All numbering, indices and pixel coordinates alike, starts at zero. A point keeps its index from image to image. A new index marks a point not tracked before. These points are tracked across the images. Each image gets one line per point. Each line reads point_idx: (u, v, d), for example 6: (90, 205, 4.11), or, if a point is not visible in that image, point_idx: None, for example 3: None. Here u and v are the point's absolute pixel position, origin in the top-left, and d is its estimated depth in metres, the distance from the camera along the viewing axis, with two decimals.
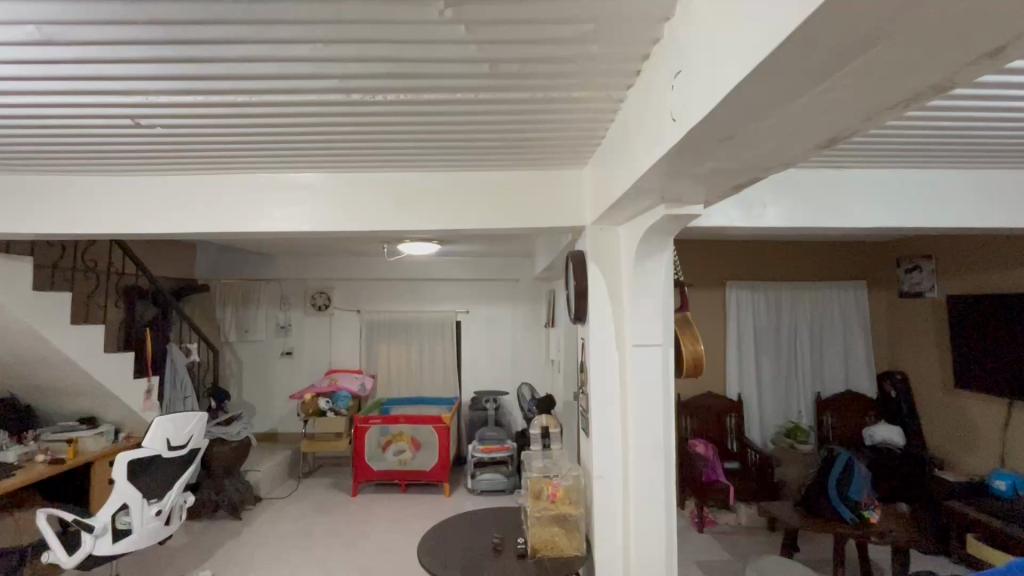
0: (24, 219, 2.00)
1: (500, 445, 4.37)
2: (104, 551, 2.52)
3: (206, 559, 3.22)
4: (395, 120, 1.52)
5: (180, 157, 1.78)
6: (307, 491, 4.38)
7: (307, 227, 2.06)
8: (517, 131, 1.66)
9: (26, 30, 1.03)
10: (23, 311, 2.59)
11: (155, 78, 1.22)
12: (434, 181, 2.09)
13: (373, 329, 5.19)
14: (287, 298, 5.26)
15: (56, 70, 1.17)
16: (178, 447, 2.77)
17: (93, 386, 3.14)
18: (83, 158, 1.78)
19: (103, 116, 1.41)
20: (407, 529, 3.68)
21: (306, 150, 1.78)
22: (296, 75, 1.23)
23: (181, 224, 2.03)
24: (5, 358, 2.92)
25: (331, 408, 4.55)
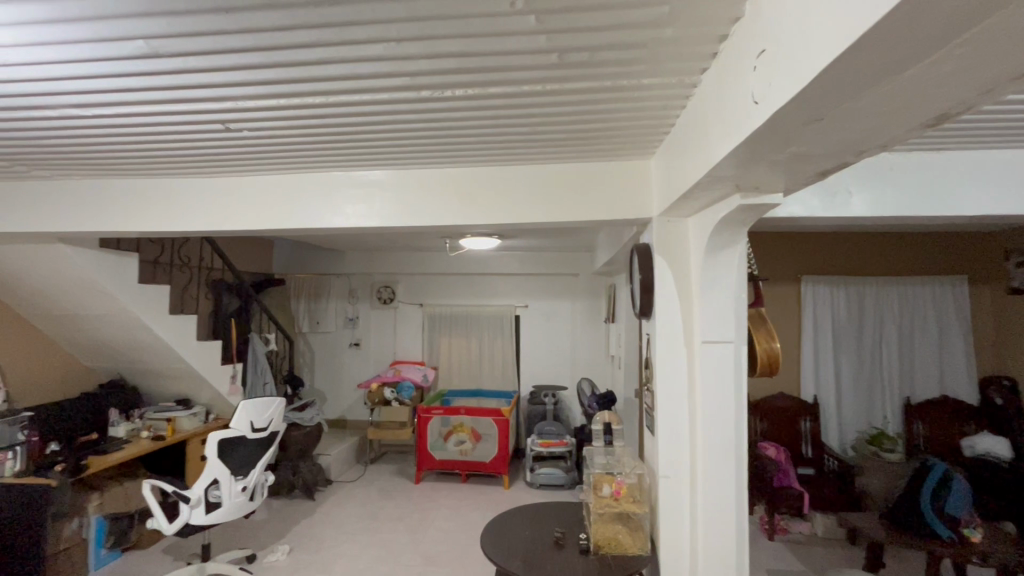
0: (132, 220, 2.21)
1: (558, 440, 4.35)
2: (199, 521, 2.74)
3: (283, 535, 3.45)
4: (462, 115, 1.54)
5: (265, 157, 1.90)
6: (373, 476, 4.58)
7: (377, 222, 2.13)
8: (583, 122, 1.63)
9: (137, 44, 1.13)
10: (129, 301, 2.87)
11: (243, 84, 1.30)
12: (499, 175, 2.10)
13: (434, 321, 5.31)
14: (355, 291, 5.50)
15: (162, 81, 1.28)
16: (260, 430, 2.99)
17: (187, 371, 3.44)
18: (182, 162, 1.94)
19: (200, 122, 1.53)
20: (468, 517, 3.76)
21: (377, 148, 1.84)
22: (370, 74, 1.27)
23: (264, 221, 2.17)
24: (115, 344, 3.26)
25: (395, 397, 4.76)
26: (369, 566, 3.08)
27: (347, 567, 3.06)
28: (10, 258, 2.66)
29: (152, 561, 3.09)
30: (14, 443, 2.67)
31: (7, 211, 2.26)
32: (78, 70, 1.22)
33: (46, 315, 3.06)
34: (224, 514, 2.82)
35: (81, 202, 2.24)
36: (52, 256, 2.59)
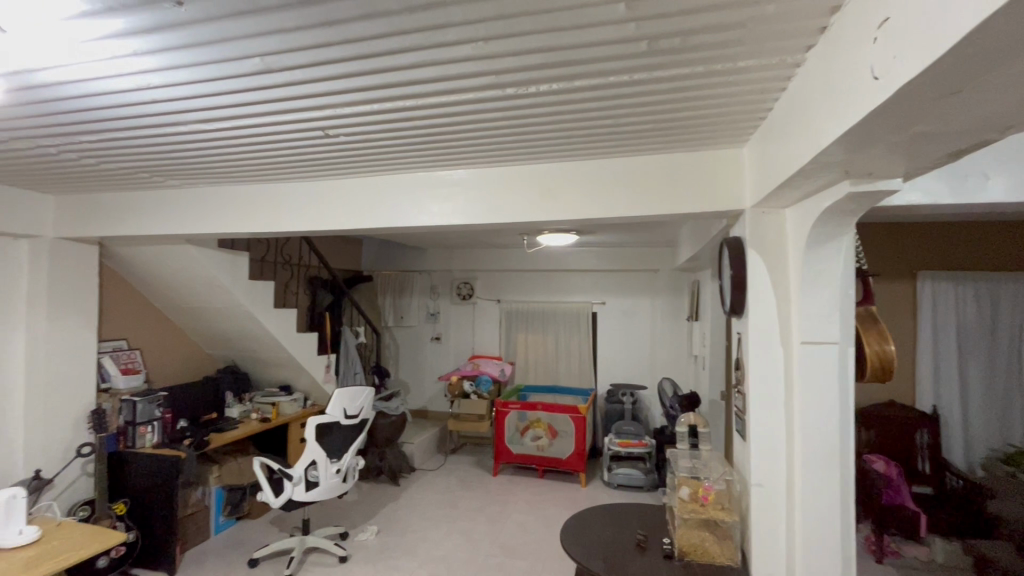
0: (245, 222, 2.45)
1: (637, 441, 4.24)
2: (300, 497, 2.99)
3: (372, 517, 3.67)
4: (546, 111, 1.54)
5: (358, 161, 2.02)
6: (453, 466, 4.74)
7: (459, 220, 2.19)
8: (671, 112, 1.57)
9: (254, 62, 1.24)
10: (241, 295, 3.19)
11: (341, 91, 1.39)
12: (581, 170, 2.08)
13: (511, 318, 5.39)
14: (436, 288, 5.71)
15: (273, 93, 1.40)
16: (353, 417, 3.21)
17: (288, 360, 3.76)
18: (286, 168, 2.11)
19: (303, 130, 1.66)
20: (545, 513, 3.78)
21: (461, 148, 1.89)
22: (459, 74, 1.31)
23: (356, 221, 2.31)
24: (230, 334, 3.63)
25: (473, 391, 4.90)
26: (450, 552, 3.19)
27: (430, 552, 3.19)
28: (148, 257, 3.05)
29: (261, 531, 3.43)
30: (152, 419, 3.07)
31: (145, 216, 2.59)
32: (204, 89, 1.37)
33: (175, 307, 3.48)
34: (321, 493, 3.06)
35: (202, 206, 2.51)
36: (180, 255, 2.94)
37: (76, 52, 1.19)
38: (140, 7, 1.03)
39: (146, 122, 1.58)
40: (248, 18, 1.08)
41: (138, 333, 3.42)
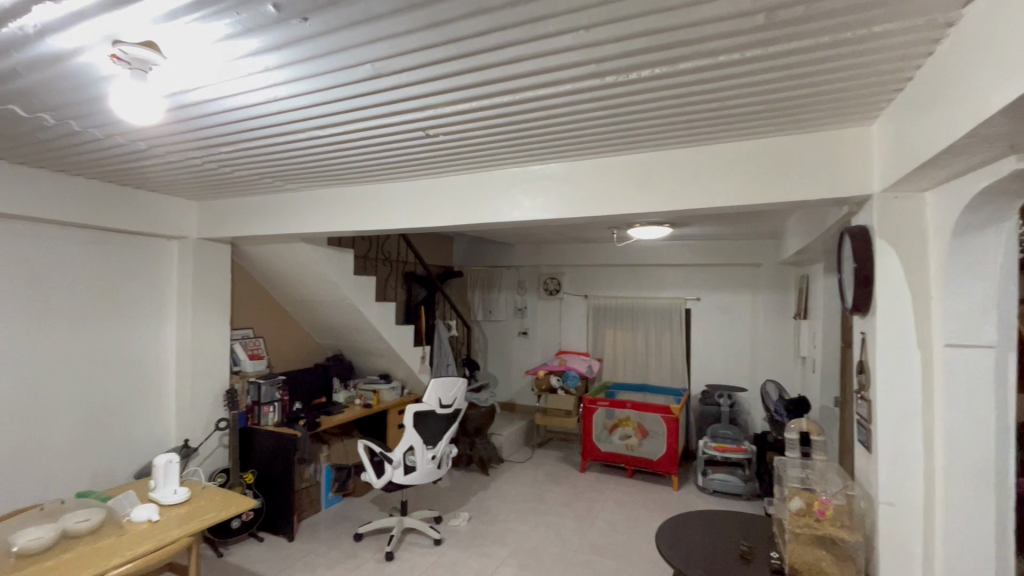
0: (352, 220, 2.63)
1: (736, 446, 3.97)
2: (400, 480, 3.17)
3: (463, 504, 3.81)
4: (645, 98, 1.48)
5: (454, 159, 2.09)
6: (540, 460, 4.77)
7: (552, 214, 2.18)
8: (786, 90, 1.43)
9: (366, 69, 1.33)
10: (347, 289, 3.44)
11: (443, 91, 1.44)
12: (680, 158, 1.98)
13: (599, 313, 5.31)
14: (523, 283, 5.77)
15: (381, 97, 1.49)
16: (448, 407, 3.34)
17: (388, 350, 4.00)
18: (388, 169, 2.24)
19: (406, 131, 1.74)
20: (635, 514, 3.68)
21: (555, 141, 1.88)
22: (557, 66, 1.30)
23: (452, 218, 2.39)
24: (337, 325, 3.94)
25: (561, 386, 4.89)
26: (539, 545, 3.22)
27: (520, 542, 3.24)
28: (270, 255, 3.39)
29: (365, 508, 3.69)
30: (274, 400, 3.44)
31: (268, 217, 2.88)
32: (321, 97, 1.48)
33: (291, 300, 3.83)
34: (418, 477, 3.22)
35: (316, 207, 2.73)
36: (296, 253, 3.23)
37: (220, 72, 1.34)
38: (273, 25, 1.14)
39: (272, 132, 1.75)
40: (363, 26, 1.15)
41: (262, 323, 3.82)
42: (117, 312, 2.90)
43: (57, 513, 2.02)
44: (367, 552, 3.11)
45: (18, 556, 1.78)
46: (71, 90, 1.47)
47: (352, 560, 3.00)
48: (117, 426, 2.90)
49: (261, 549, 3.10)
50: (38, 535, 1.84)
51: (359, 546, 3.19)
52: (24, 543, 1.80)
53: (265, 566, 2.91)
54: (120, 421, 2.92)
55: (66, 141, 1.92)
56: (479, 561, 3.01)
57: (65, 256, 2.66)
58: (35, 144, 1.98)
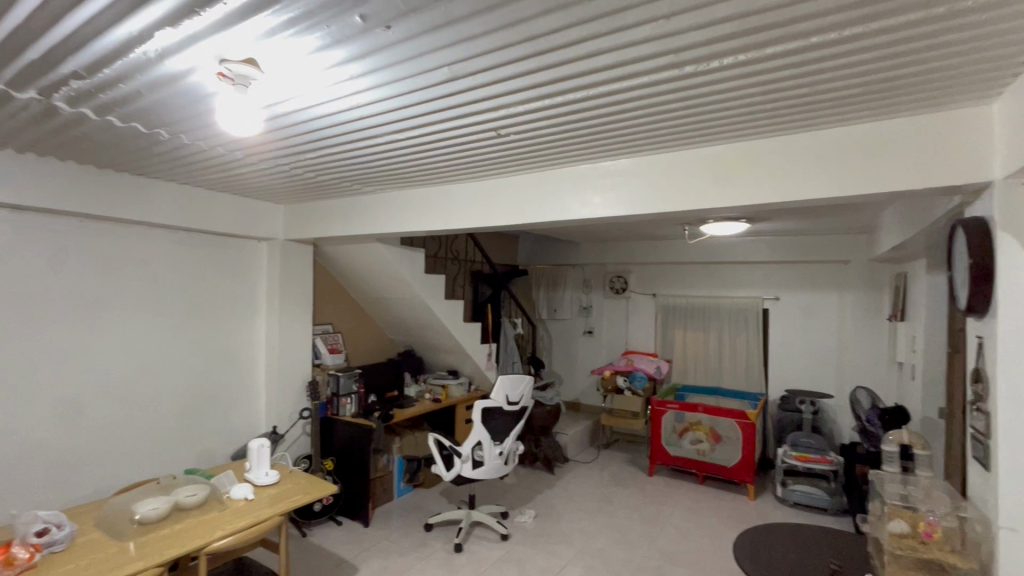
0: (424, 221, 2.72)
1: (820, 456, 3.71)
2: (468, 474, 3.24)
3: (529, 501, 3.83)
4: (727, 87, 1.41)
5: (525, 157, 2.10)
6: (606, 461, 4.70)
7: (622, 211, 2.14)
8: (888, 70, 1.31)
9: (443, 72, 1.36)
10: (419, 287, 3.57)
11: (517, 89, 1.45)
12: (762, 148, 1.87)
13: (668, 313, 5.15)
14: (589, 281, 5.71)
15: (456, 99, 1.52)
16: (515, 404, 3.38)
17: (456, 347, 4.11)
18: (460, 169, 2.29)
19: (478, 131, 1.77)
20: (707, 521, 3.53)
21: (627, 136, 1.84)
22: (633, 59, 1.27)
23: (521, 216, 2.41)
24: (409, 322, 4.09)
25: (627, 387, 4.78)
26: (606, 547, 3.17)
27: (586, 543, 3.21)
28: (348, 254, 3.58)
29: (434, 500, 3.81)
30: (351, 392, 3.59)
31: (347, 219, 3.04)
32: (400, 101, 1.54)
33: (366, 297, 4.03)
34: (486, 472, 3.28)
35: (390, 208, 2.85)
36: (372, 252, 3.39)
37: (310, 84, 1.43)
38: (359, 35, 1.20)
39: (354, 137, 1.85)
40: (442, 32, 1.18)
41: (340, 319, 4.05)
42: (217, 308, 3.19)
43: (171, 487, 2.25)
44: (437, 542, 3.21)
45: (140, 522, 2.00)
46: (184, 107, 1.62)
47: (423, 549, 3.11)
48: (216, 411, 3.19)
49: (340, 531, 3.29)
50: (156, 506, 2.05)
51: (429, 535, 3.30)
52: (144, 512, 2.02)
53: (344, 548, 3.08)
54: (219, 407, 3.21)
55: (177, 153, 2.14)
56: (545, 559, 3.02)
57: (174, 257, 2.96)
58: (151, 157, 2.22)
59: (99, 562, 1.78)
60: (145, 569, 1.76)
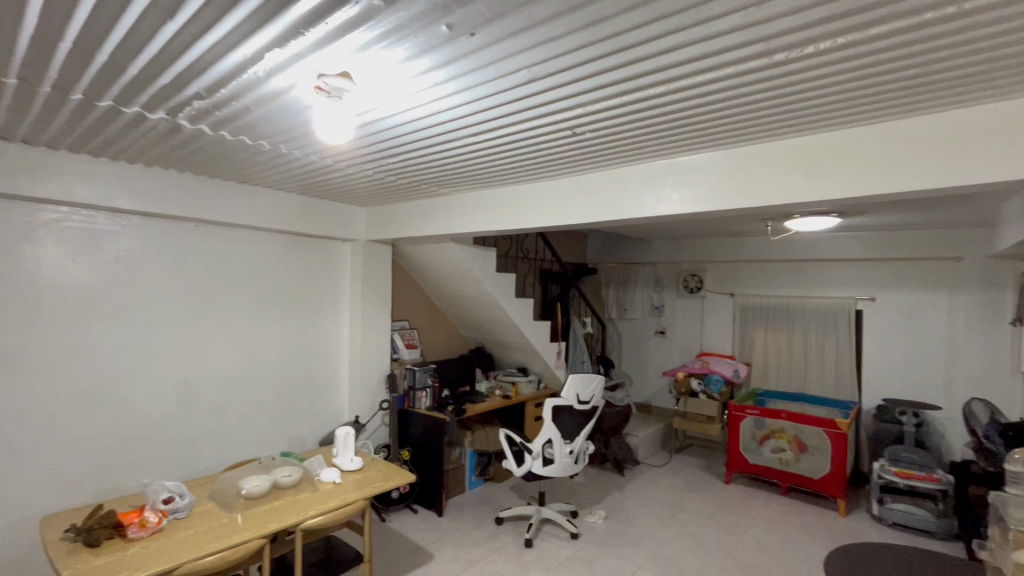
0: (498, 220, 2.78)
1: (925, 474, 3.37)
2: (539, 471, 3.25)
3: (599, 502, 3.79)
4: (823, 72, 1.32)
5: (599, 154, 2.08)
6: (679, 466, 4.56)
7: (702, 208, 2.07)
8: (1018, 45, 1.17)
9: (522, 74, 1.39)
10: (490, 286, 3.64)
11: (595, 87, 1.45)
12: (861, 136, 1.73)
13: (748, 313, 4.89)
14: (661, 280, 5.54)
15: (533, 100, 1.55)
16: (585, 403, 3.37)
17: (526, 345, 4.15)
18: (533, 169, 2.32)
19: (554, 130, 1.79)
20: (792, 536, 3.32)
21: (708, 129, 1.77)
22: (719, 50, 1.22)
23: (595, 214, 2.39)
24: (481, 320, 4.19)
25: (702, 390, 4.60)
26: (680, 554, 3.07)
27: (659, 549, 3.13)
28: (424, 254, 3.73)
29: (504, 494, 3.88)
30: (426, 386, 3.78)
31: (423, 220, 3.18)
32: (480, 105, 1.59)
33: (440, 295, 4.17)
34: (556, 470, 3.28)
35: (464, 208, 2.94)
36: (446, 251, 3.50)
37: (398, 92, 1.51)
38: (444, 44, 1.26)
39: (434, 140, 1.93)
40: (523, 35, 1.21)
41: (416, 316, 4.22)
42: (307, 304, 3.44)
43: (270, 467, 2.47)
44: (508, 536, 3.26)
45: (245, 497, 2.23)
46: (285, 119, 1.77)
47: (494, 541, 3.18)
48: (306, 400, 3.45)
49: (416, 519, 3.44)
50: (258, 483, 2.27)
51: (499, 529, 3.36)
52: (249, 488, 2.24)
53: (420, 535, 3.22)
54: (310, 396, 3.47)
55: (276, 162, 2.33)
56: (617, 561, 2.98)
57: (271, 257, 3.23)
58: (254, 166, 2.44)
59: (213, 529, 2.00)
60: (252, 538, 1.95)
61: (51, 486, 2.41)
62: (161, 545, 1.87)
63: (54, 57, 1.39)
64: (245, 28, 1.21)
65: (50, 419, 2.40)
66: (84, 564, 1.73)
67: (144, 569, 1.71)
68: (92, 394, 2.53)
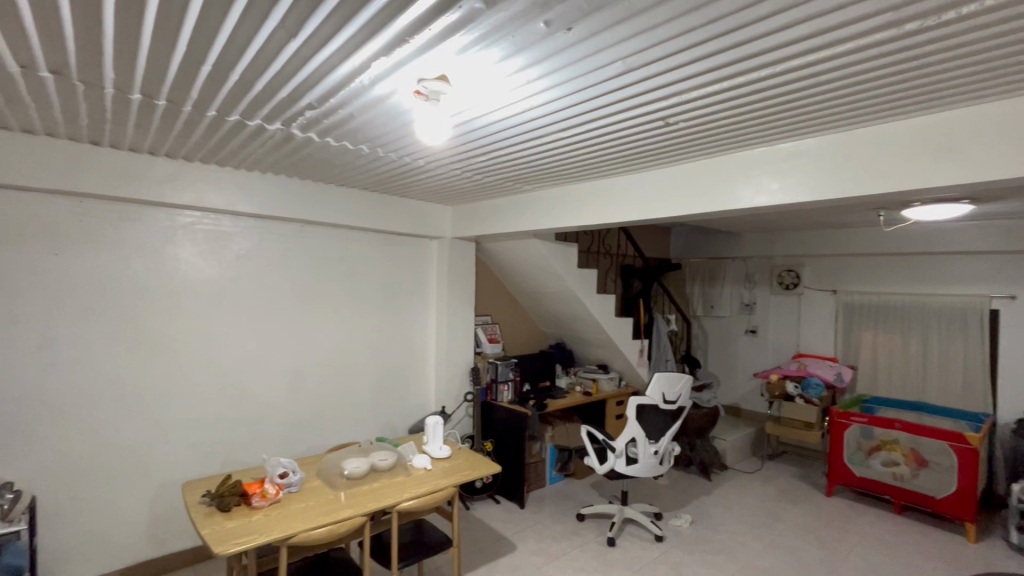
0: (581, 215, 2.77)
1: None
2: (622, 469, 3.20)
3: (684, 505, 3.66)
4: (966, 40, 1.17)
5: (691, 144, 2.00)
6: (773, 474, 4.28)
7: (807, 197, 1.92)
8: None
9: (618, 66, 1.37)
10: (572, 281, 3.63)
11: (694, 75, 1.40)
12: (1005, 110, 1.52)
13: (853, 312, 4.49)
14: (752, 276, 5.22)
15: (626, 92, 1.52)
16: (671, 403, 3.28)
17: (608, 342, 4.09)
18: (619, 162, 2.28)
19: (646, 121, 1.74)
20: (908, 559, 3.00)
21: (817, 112, 1.64)
22: (837, 25, 1.13)
23: (685, 207, 2.31)
24: (561, 316, 4.19)
25: (799, 394, 4.29)
26: (776, 568, 2.89)
27: (752, 559, 2.97)
28: (506, 251, 3.80)
29: (585, 491, 3.86)
30: (508, 379, 3.87)
31: (507, 217, 3.23)
32: (571, 100, 1.59)
33: (521, 291, 4.22)
34: (640, 470, 3.21)
35: (548, 204, 2.96)
36: (529, 247, 3.54)
37: (492, 91, 1.55)
38: (541, 41, 1.27)
39: (522, 137, 1.96)
40: (621, 26, 1.19)
41: (498, 311, 4.32)
42: (397, 299, 3.63)
43: (369, 450, 2.65)
44: (590, 533, 3.25)
45: (347, 477, 2.40)
46: (384, 123, 1.87)
47: (576, 537, 3.18)
48: (397, 389, 3.65)
49: (499, 509, 3.53)
50: (358, 465, 2.44)
51: (581, 525, 3.36)
52: (350, 469, 2.41)
53: (503, 526, 3.30)
54: (400, 386, 3.67)
55: (372, 164, 2.48)
56: (705, 569, 2.87)
57: (367, 255, 3.45)
58: (353, 170, 2.61)
59: (321, 505, 2.18)
60: (355, 516, 2.10)
61: (187, 456, 2.75)
62: (279, 514, 2.07)
63: (197, 79, 1.57)
64: (356, 41, 1.30)
65: (186, 399, 2.74)
66: (219, 526, 1.96)
67: (267, 534, 1.91)
68: (219, 378, 2.85)
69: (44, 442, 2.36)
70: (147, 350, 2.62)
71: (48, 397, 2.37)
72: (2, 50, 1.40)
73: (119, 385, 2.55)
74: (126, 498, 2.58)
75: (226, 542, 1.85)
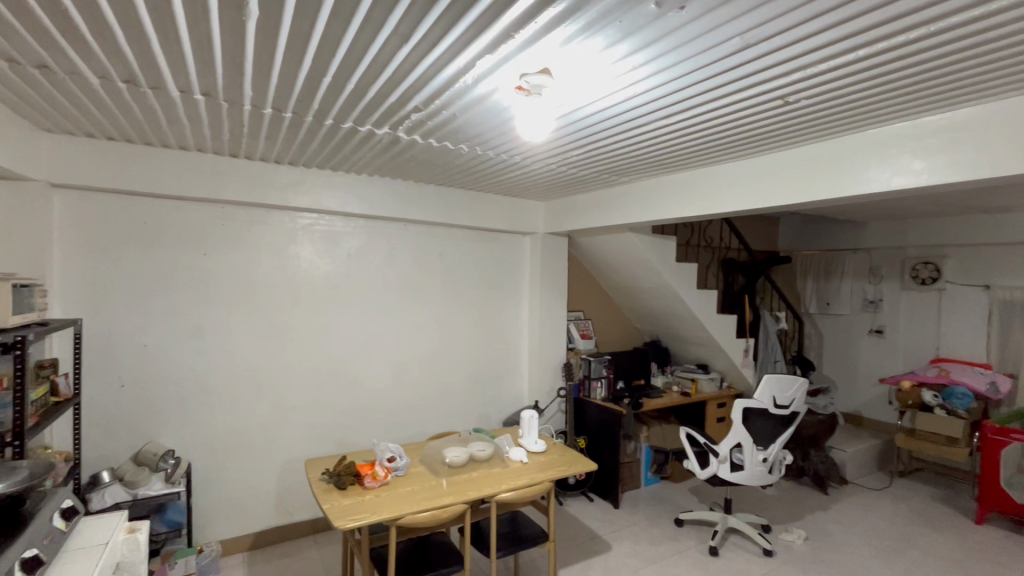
0: (683, 206, 2.63)
1: None
2: (726, 476, 3.01)
3: (796, 519, 3.37)
4: None
5: (813, 124, 1.81)
6: (905, 493, 3.79)
7: (962, 177, 1.65)
8: None
9: (734, 43, 1.27)
10: (669, 276, 3.48)
11: (823, 46, 1.26)
12: None
13: (1011, 311, 3.83)
14: (878, 269, 4.66)
15: (741, 71, 1.41)
16: (782, 408, 3.02)
17: (709, 340, 3.86)
18: (727, 147, 2.13)
19: (761, 101, 1.60)
20: None
21: (978, 77, 1.41)
22: None
23: (805, 194, 2.09)
24: (658, 313, 4.03)
25: (939, 404, 3.76)
26: None
27: None
28: (600, 246, 3.73)
29: (684, 496, 3.69)
30: (601, 376, 3.80)
31: (601, 210, 3.17)
32: (678, 83, 1.51)
33: (616, 287, 4.13)
34: (747, 477, 2.99)
35: (646, 196, 2.85)
36: (624, 242, 3.45)
37: (594, 81, 1.52)
38: (650, 23, 1.21)
39: (623, 125, 1.90)
40: None
41: (591, 307, 4.26)
42: (492, 294, 3.71)
43: (467, 440, 2.74)
44: (689, 540, 3.10)
45: (448, 464, 2.50)
46: (484, 121, 1.91)
47: (675, 543, 3.05)
48: (491, 382, 3.73)
49: (592, 507, 3.49)
50: (458, 454, 2.53)
51: (680, 530, 3.22)
52: (451, 457, 2.51)
53: (597, 524, 3.26)
54: (494, 379, 3.75)
55: (471, 163, 2.55)
56: None
57: (463, 252, 3.56)
58: (452, 169, 2.71)
59: (425, 489, 2.29)
60: (456, 502, 2.19)
61: (308, 436, 3.04)
62: (388, 496, 2.21)
63: (318, 91, 1.70)
64: (462, 42, 1.33)
65: (306, 384, 3.02)
66: (337, 502, 2.13)
67: (379, 513, 2.04)
68: (333, 366, 3.10)
69: (196, 417, 2.73)
70: (275, 340, 2.92)
71: (199, 379, 2.73)
72: (169, 79, 1.62)
73: (253, 370, 2.87)
74: (260, 470, 2.91)
75: (344, 517, 2.00)
